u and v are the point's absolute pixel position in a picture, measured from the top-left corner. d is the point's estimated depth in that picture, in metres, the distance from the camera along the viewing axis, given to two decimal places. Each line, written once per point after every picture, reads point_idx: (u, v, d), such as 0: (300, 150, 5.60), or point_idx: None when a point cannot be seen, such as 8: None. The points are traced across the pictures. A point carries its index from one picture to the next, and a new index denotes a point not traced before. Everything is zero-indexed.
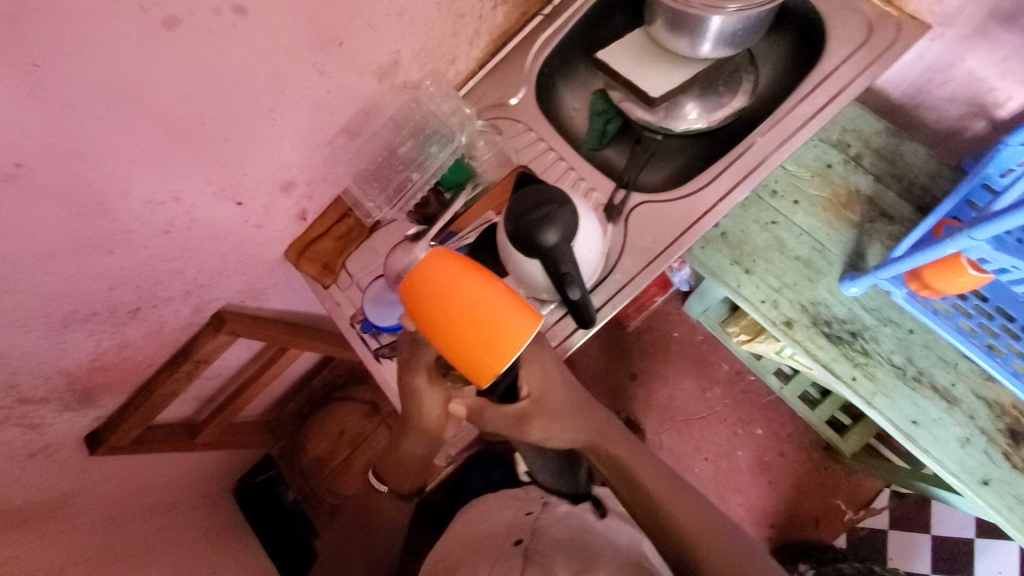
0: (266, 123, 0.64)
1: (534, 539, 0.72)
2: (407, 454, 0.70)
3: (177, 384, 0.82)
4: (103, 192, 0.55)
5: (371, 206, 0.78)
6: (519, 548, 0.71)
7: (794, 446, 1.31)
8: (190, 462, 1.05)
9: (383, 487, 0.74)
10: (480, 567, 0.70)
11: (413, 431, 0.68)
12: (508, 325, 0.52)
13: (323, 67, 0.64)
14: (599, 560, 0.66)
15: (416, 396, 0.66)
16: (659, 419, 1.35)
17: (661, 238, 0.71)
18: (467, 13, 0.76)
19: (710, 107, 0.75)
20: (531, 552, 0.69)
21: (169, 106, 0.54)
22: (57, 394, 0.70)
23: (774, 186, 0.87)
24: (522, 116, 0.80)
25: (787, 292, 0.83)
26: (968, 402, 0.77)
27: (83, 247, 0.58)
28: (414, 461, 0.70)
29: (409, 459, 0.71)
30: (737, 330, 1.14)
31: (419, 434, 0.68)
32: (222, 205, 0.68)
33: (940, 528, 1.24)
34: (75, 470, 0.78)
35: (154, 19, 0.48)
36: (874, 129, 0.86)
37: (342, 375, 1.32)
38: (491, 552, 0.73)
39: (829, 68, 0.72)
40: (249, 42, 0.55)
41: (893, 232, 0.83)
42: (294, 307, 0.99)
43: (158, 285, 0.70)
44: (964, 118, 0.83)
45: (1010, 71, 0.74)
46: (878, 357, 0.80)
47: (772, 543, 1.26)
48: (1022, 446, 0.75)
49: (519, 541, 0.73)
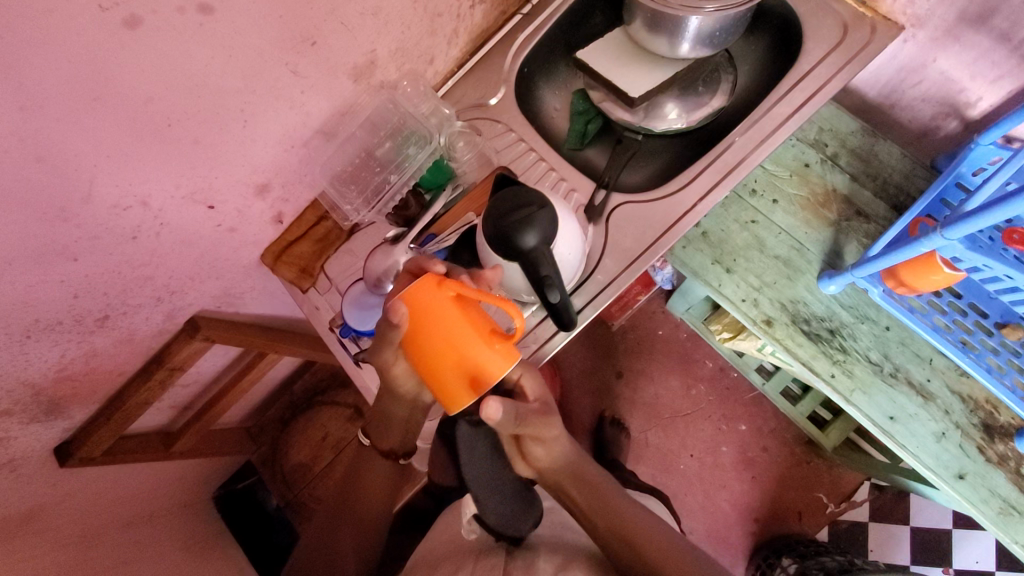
0: (237, 125, 0.62)
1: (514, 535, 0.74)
2: (389, 414, 0.67)
3: (150, 393, 0.80)
4: (63, 198, 0.53)
5: (349, 208, 0.76)
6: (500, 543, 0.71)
7: (777, 442, 1.32)
8: (166, 472, 1.02)
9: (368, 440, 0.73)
10: (463, 566, 0.69)
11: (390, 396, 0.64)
12: (489, 361, 0.51)
13: (296, 68, 0.62)
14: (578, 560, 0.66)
15: (390, 376, 0.60)
16: (644, 418, 1.36)
17: (642, 238, 0.71)
18: (444, 12, 0.74)
19: (690, 107, 0.76)
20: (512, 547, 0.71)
21: (134, 107, 0.52)
22: (21, 406, 0.68)
23: (754, 186, 0.87)
24: (502, 116, 0.80)
25: (768, 291, 0.84)
26: (943, 397, 0.79)
27: (44, 255, 0.56)
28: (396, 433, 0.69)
29: (391, 417, 0.67)
30: (719, 327, 1.15)
31: (397, 401, 0.64)
32: (193, 209, 0.66)
33: (919, 520, 1.26)
34: (46, 483, 0.76)
35: (115, 19, 0.46)
36: (849, 129, 0.87)
37: (324, 379, 1.30)
38: (472, 548, 0.73)
39: (806, 68, 0.72)
40: (216, 43, 0.54)
41: (869, 230, 0.84)
42: (272, 312, 0.97)
43: (126, 293, 0.68)
44: (937, 118, 0.85)
45: (980, 72, 0.75)
46: (856, 354, 0.81)
47: (756, 537, 1.28)
48: (996, 440, 0.77)
49: None
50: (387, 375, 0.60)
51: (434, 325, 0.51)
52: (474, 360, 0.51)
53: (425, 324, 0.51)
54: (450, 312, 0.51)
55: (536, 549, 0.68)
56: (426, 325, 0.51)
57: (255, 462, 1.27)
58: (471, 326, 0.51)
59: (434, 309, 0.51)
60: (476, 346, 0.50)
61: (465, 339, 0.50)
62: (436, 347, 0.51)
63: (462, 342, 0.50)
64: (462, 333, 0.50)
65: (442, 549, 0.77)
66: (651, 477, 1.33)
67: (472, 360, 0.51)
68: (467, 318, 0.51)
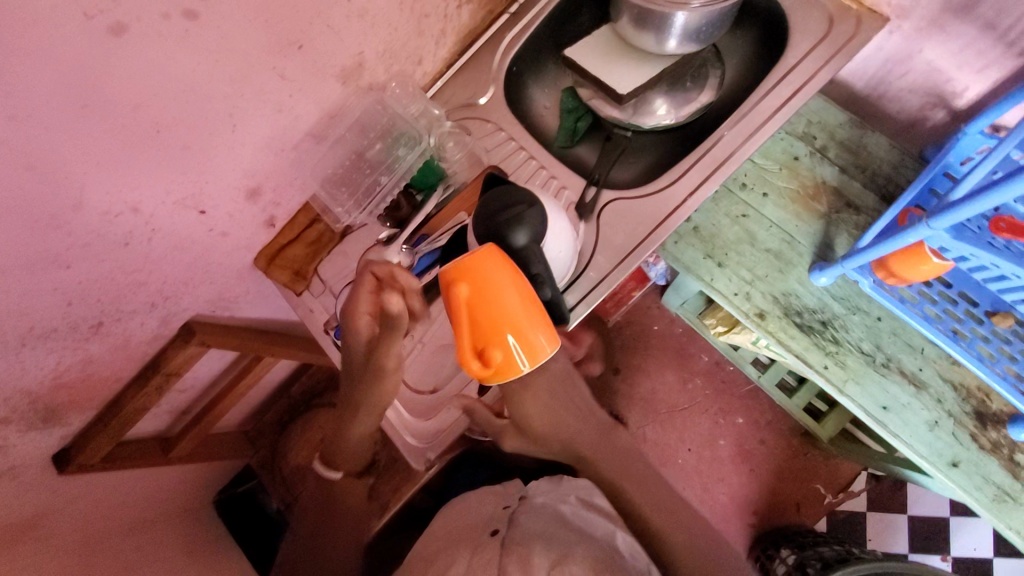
0: (226, 130, 0.62)
1: (511, 529, 0.69)
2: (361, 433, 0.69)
3: (147, 399, 0.81)
4: (54, 206, 0.53)
5: (340, 210, 0.77)
6: (496, 538, 0.68)
7: (774, 434, 1.33)
8: (165, 477, 1.03)
9: (338, 473, 0.72)
10: (457, 560, 0.66)
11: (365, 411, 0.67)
12: (537, 339, 0.54)
13: (284, 71, 0.63)
14: (575, 555, 0.62)
15: (380, 377, 0.64)
16: (642, 413, 1.36)
17: (634, 233, 0.71)
18: (431, 12, 0.75)
19: (678, 103, 0.76)
20: (507, 542, 0.66)
21: (122, 114, 0.53)
22: (18, 414, 0.68)
23: (744, 180, 0.87)
24: (491, 115, 0.80)
25: (759, 285, 0.84)
26: (936, 385, 0.79)
27: (36, 263, 0.56)
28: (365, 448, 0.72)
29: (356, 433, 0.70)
30: (714, 321, 1.15)
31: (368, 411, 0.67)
32: (184, 214, 0.66)
33: (916, 508, 1.27)
34: (45, 491, 0.76)
35: (100, 27, 0.46)
36: (838, 121, 0.87)
37: (321, 381, 1.30)
38: (469, 543, 0.69)
39: (793, 61, 0.73)
40: (203, 48, 0.54)
41: (859, 222, 0.85)
42: (266, 315, 0.97)
43: (121, 299, 0.68)
44: (924, 108, 0.85)
45: (965, 61, 0.75)
46: (848, 345, 0.81)
47: (756, 529, 1.29)
48: (989, 427, 0.77)
49: (496, 532, 0.70)
50: (375, 377, 0.64)
51: (489, 292, 0.53)
52: (524, 336, 0.54)
53: (479, 288, 0.53)
54: (507, 281, 0.54)
55: (529, 544, 0.64)
56: (482, 290, 0.53)
57: (254, 465, 1.28)
58: (526, 300, 0.55)
59: (491, 276, 0.53)
60: (526, 320, 0.54)
61: (518, 313, 0.54)
62: (487, 314, 0.53)
63: (515, 314, 0.54)
64: (516, 305, 0.54)
65: (438, 547, 0.73)
66: None
67: (519, 336, 0.54)
68: (523, 291, 0.55)
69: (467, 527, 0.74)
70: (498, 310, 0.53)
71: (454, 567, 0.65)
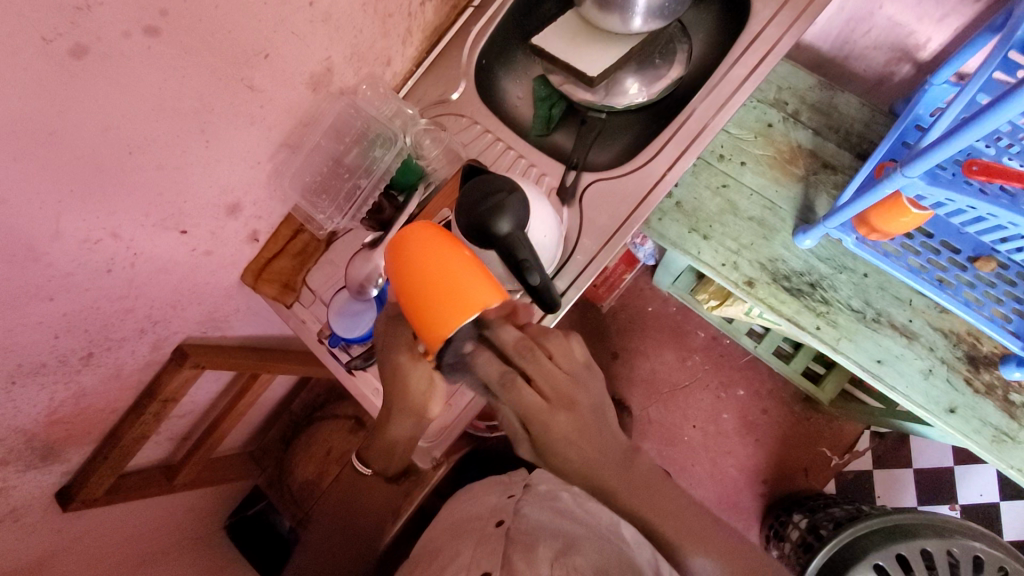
0: (199, 146, 0.62)
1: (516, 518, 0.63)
2: (391, 439, 0.68)
3: (145, 428, 0.79)
4: (30, 236, 0.52)
5: (323, 217, 0.76)
6: (502, 529, 0.62)
7: (776, 403, 1.34)
8: (173, 506, 1.01)
9: (369, 469, 0.74)
10: (460, 550, 0.61)
11: (399, 414, 0.66)
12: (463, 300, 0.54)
13: (252, 82, 0.62)
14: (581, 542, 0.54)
15: (401, 374, 0.63)
16: (645, 394, 1.37)
17: (616, 214, 0.72)
18: (395, 11, 0.75)
19: (649, 80, 0.76)
20: (513, 531, 0.60)
21: (91, 141, 0.52)
22: (15, 454, 0.67)
23: (721, 151, 0.88)
24: (465, 110, 0.80)
25: (745, 253, 0.85)
26: (926, 335, 0.81)
27: (18, 297, 0.55)
28: (386, 447, 0.69)
29: (396, 440, 0.68)
30: (706, 296, 1.16)
31: (406, 416, 0.66)
32: (165, 235, 0.66)
33: (921, 462, 1.28)
34: (49, 531, 0.75)
35: (60, 50, 0.45)
36: (807, 84, 0.89)
37: (321, 394, 1.32)
38: (473, 535, 0.64)
39: (757, 29, 0.73)
40: (165, 65, 0.53)
41: (837, 181, 0.86)
42: (260, 331, 0.97)
43: (108, 328, 0.68)
44: (890, 64, 0.87)
45: (926, 13, 0.76)
46: (838, 304, 0.82)
47: (765, 498, 1.30)
48: (982, 370, 0.79)
49: (501, 522, 0.64)
50: (400, 380, 0.63)
51: (435, 258, 0.54)
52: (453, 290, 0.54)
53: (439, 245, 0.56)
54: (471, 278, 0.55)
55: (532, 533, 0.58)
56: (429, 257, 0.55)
57: (262, 485, 1.26)
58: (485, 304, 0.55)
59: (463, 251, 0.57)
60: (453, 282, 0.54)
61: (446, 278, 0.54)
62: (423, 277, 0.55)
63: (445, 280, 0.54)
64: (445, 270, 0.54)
65: (442, 539, 0.68)
66: (656, 452, 1.35)
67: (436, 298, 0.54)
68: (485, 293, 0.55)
69: (473, 518, 0.69)
70: (411, 288, 0.55)
71: (456, 557, 0.59)
